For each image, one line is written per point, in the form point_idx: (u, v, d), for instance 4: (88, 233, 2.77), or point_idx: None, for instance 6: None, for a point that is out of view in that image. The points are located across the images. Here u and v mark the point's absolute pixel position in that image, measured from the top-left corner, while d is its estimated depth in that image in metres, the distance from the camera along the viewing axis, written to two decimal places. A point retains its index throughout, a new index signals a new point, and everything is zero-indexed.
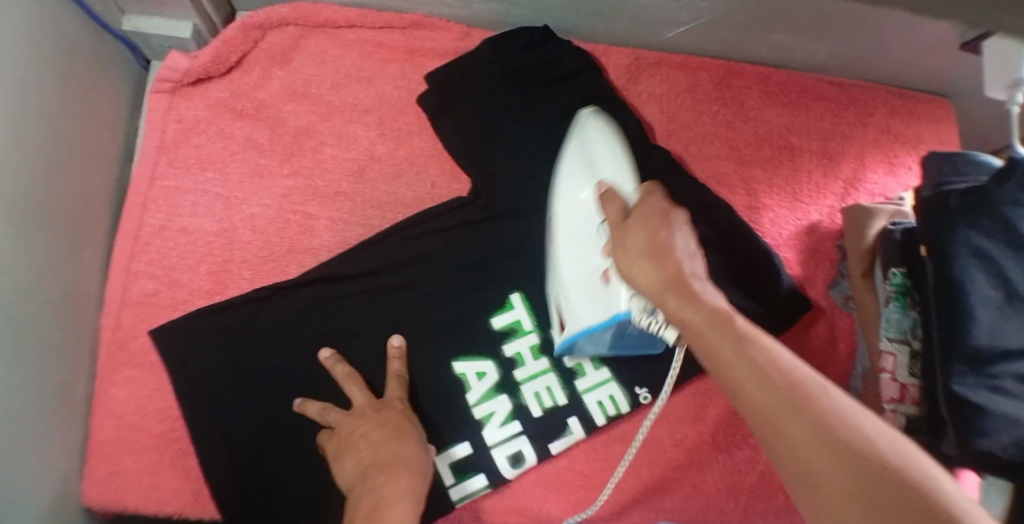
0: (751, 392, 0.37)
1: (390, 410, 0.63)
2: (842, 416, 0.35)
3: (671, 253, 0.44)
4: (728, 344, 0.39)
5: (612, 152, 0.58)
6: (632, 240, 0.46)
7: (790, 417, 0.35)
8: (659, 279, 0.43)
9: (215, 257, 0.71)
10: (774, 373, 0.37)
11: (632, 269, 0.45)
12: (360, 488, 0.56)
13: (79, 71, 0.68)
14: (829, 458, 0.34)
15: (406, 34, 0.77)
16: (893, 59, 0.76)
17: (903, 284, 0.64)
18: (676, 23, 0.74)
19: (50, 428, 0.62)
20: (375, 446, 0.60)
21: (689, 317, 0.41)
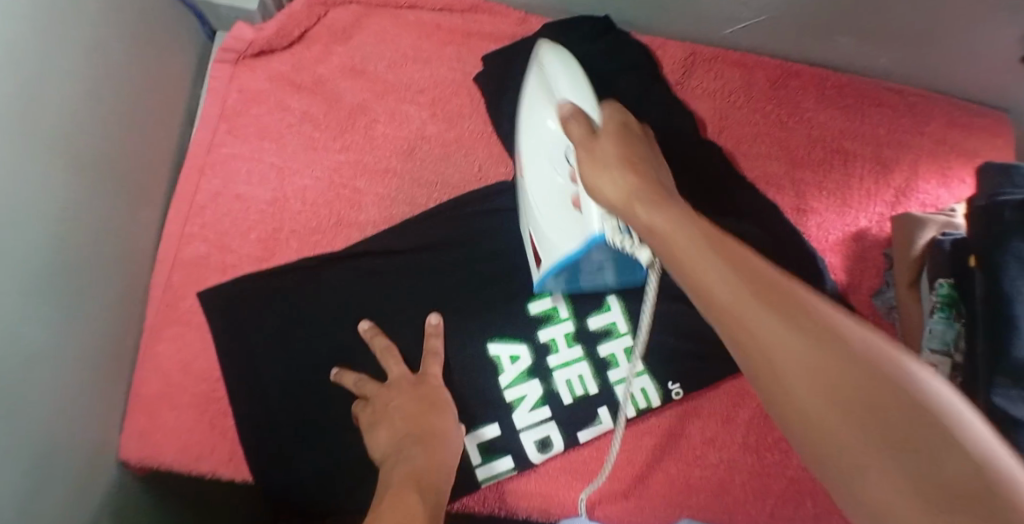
0: (720, 288, 0.37)
1: (427, 386, 0.64)
2: (822, 314, 0.34)
3: (640, 168, 0.49)
4: (701, 246, 0.40)
5: (573, 77, 0.61)
6: (602, 155, 0.51)
7: (759, 311, 0.35)
8: (631, 186, 0.48)
9: (266, 225, 0.73)
10: (746, 272, 0.37)
11: (602, 180, 0.50)
12: (392, 457, 0.58)
13: (149, 35, 0.70)
14: (800, 347, 0.33)
15: (464, 18, 0.78)
16: (955, 70, 0.75)
17: (950, 295, 0.63)
18: (735, 19, 0.74)
19: (99, 374, 0.65)
20: (408, 419, 0.61)
21: (658, 222, 0.44)
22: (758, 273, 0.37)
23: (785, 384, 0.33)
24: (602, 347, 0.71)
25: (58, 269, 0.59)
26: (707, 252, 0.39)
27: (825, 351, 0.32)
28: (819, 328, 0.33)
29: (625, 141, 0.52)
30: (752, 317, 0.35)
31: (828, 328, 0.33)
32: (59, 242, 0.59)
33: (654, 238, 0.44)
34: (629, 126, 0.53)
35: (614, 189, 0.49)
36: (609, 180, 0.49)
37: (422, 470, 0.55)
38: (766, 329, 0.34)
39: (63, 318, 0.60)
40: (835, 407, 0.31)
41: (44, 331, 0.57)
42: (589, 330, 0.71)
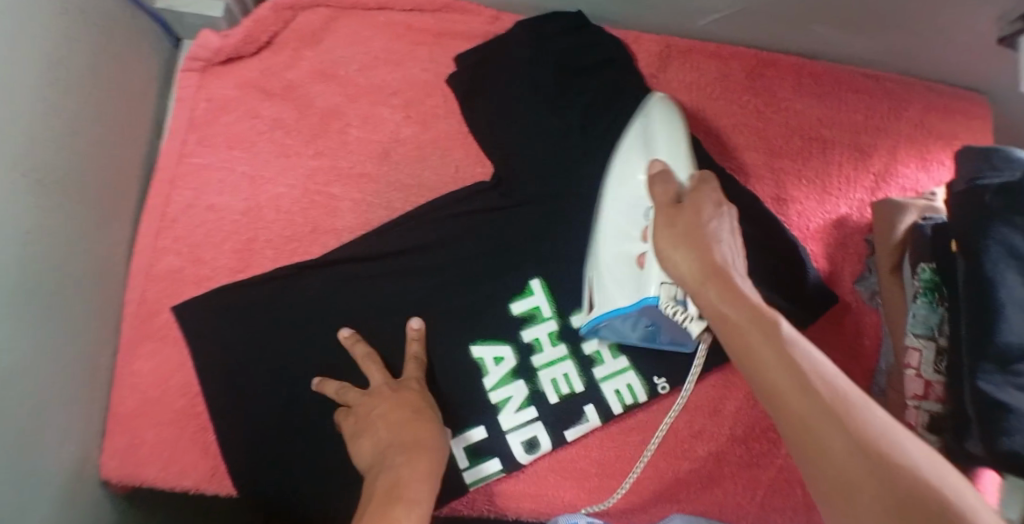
0: (780, 383, 0.40)
1: (407, 391, 0.63)
2: (866, 417, 0.38)
3: (719, 250, 0.48)
4: (767, 341, 0.42)
5: (671, 143, 0.62)
6: (680, 222, 0.51)
7: (815, 415, 0.38)
8: (702, 267, 0.47)
9: (240, 235, 0.71)
10: (809, 373, 0.40)
11: (675, 253, 0.50)
12: (377, 465, 0.56)
13: (112, 46, 0.69)
14: (836, 433, 0.37)
15: (435, 17, 0.78)
16: (929, 54, 0.75)
17: (932, 279, 0.62)
18: (709, 11, 0.73)
19: (73, 395, 0.63)
20: (389, 426, 0.59)
21: (728, 311, 0.45)
22: (819, 376, 0.40)
23: (820, 462, 0.38)
24: (586, 344, 0.70)
25: (26, 292, 0.57)
26: (770, 347, 0.42)
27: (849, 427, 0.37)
28: (846, 409, 0.38)
29: (704, 219, 0.50)
30: (786, 386, 0.40)
31: (855, 409, 0.39)
32: (27, 264, 0.57)
33: (719, 323, 0.46)
34: (716, 197, 0.52)
35: (686, 262, 0.48)
36: (685, 253, 0.49)
37: (405, 475, 0.53)
38: (793, 393, 0.40)
39: (34, 342, 0.58)
40: (851, 475, 0.36)
41: (16, 356, 0.55)
42: (573, 328, 0.70)
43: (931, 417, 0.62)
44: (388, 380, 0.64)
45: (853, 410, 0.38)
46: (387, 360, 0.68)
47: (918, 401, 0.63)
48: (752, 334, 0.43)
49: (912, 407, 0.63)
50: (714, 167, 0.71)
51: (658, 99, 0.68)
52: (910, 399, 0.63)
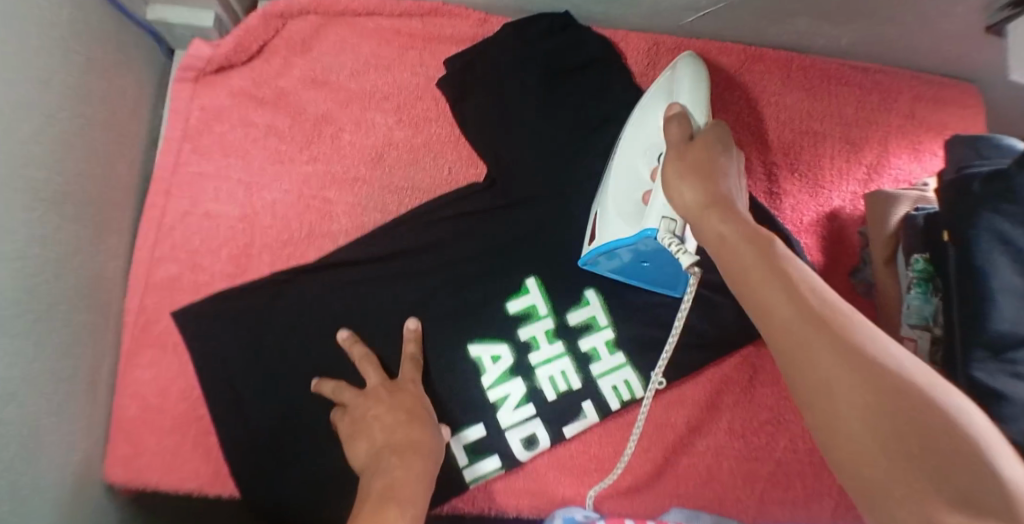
0: (778, 303, 0.41)
1: (405, 393, 0.63)
2: (862, 334, 0.39)
3: (720, 181, 0.50)
4: (763, 263, 0.43)
5: (694, 86, 0.62)
6: (689, 158, 0.53)
7: (809, 328, 0.39)
8: (701, 197, 0.49)
9: (237, 242, 0.72)
10: (804, 291, 0.41)
11: (680, 185, 0.51)
12: (375, 467, 0.57)
13: (105, 58, 0.69)
14: (829, 345, 0.38)
15: (424, 22, 0.78)
16: (916, 44, 0.75)
17: (925, 270, 0.63)
18: (695, 8, 0.74)
19: (74, 404, 0.64)
20: (389, 429, 0.60)
21: (729, 235, 0.46)
22: (814, 294, 0.41)
23: (812, 377, 0.38)
24: (583, 341, 0.70)
25: (23, 304, 0.57)
26: (767, 269, 0.42)
27: (836, 335, 0.38)
28: (843, 326, 0.39)
29: (710, 155, 0.53)
30: (774, 294, 0.41)
31: (847, 325, 0.39)
32: (24, 275, 0.58)
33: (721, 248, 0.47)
34: (726, 139, 0.54)
35: (692, 192, 0.50)
36: (692, 184, 0.50)
37: (402, 483, 0.54)
38: (781, 301, 0.41)
39: (32, 353, 0.58)
40: (840, 384, 0.37)
41: (14, 368, 0.56)
42: (569, 325, 0.70)
43: None
44: (386, 380, 0.64)
45: (845, 322, 0.39)
46: (385, 361, 0.68)
47: None
48: (747, 248, 0.45)
49: None
50: None
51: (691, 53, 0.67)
52: None
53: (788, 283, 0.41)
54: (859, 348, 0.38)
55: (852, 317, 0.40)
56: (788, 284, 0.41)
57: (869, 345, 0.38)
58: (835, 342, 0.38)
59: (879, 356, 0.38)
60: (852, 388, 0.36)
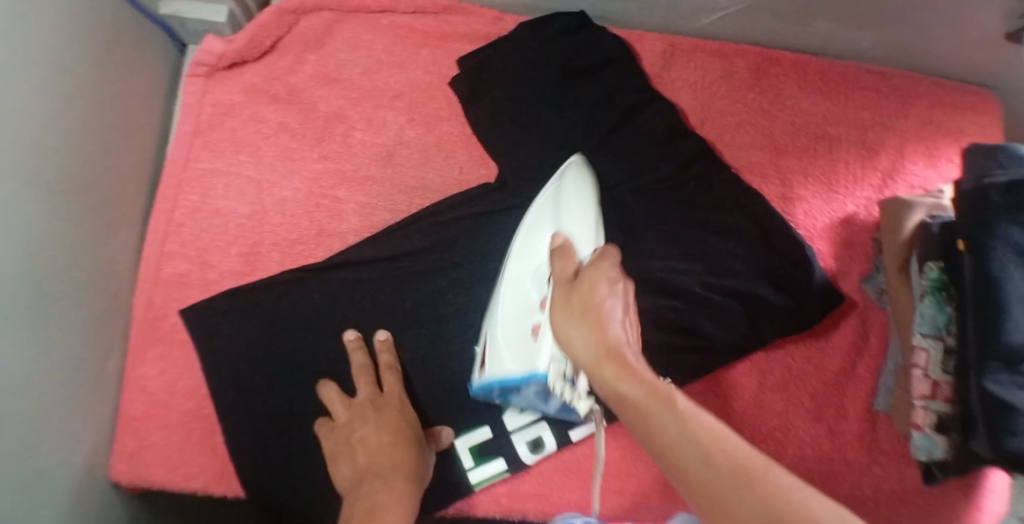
0: (675, 445, 0.40)
1: (392, 408, 0.64)
2: (748, 461, 0.39)
3: (609, 322, 0.46)
4: (655, 409, 0.41)
5: (583, 204, 0.63)
6: (577, 299, 0.48)
7: (700, 463, 0.39)
8: (595, 351, 0.45)
9: (246, 240, 0.72)
10: (692, 426, 0.40)
11: (570, 332, 0.47)
12: (362, 487, 0.58)
13: (117, 53, 0.69)
14: (725, 481, 0.38)
15: (438, 19, 0.78)
16: (935, 49, 0.74)
17: (939, 278, 0.62)
18: (712, 9, 0.73)
19: (81, 400, 0.64)
20: (377, 448, 0.61)
21: (627, 390, 0.43)
22: (702, 428, 0.40)
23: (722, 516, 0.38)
24: None
25: (31, 299, 0.57)
26: (654, 412, 0.41)
27: (744, 478, 0.38)
28: (730, 453, 0.39)
29: (591, 294, 0.48)
30: (680, 443, 0.40)
31: (735, 451, 0.40)
32: (34, 272, 0.58)
33: (622, 402, 0.43)
34: (613, 260, 0.50)
35: (582, 341, 0.46)
36: (580, 331, 0.46)
37: (389, 508, 0.56)
38: (684, 451, 0.40)
39: (40, 348, 0.58)
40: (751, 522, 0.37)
41: (22, 362, 0.56)
42: None
43: (939, 417, 0.61)
44: (376, 394, 0.65)
45: (732, 449, 0.40)
46: (378, 366, 0.67)
47: (926, 401, 0.62)
48: (639, 404, 0.42)
49: (920, 407, 0.62)
50: (719, 166, 0.71)
51: (578, 161, 0.67)
52: (917, 399, 0.62)
53: (692, 429, 0.40)
54: (766, 486, 0.38)
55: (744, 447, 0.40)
56: (691, 429, 0.40)
57: (756, 468, 0.39)
58: (748, 490, 0.38)
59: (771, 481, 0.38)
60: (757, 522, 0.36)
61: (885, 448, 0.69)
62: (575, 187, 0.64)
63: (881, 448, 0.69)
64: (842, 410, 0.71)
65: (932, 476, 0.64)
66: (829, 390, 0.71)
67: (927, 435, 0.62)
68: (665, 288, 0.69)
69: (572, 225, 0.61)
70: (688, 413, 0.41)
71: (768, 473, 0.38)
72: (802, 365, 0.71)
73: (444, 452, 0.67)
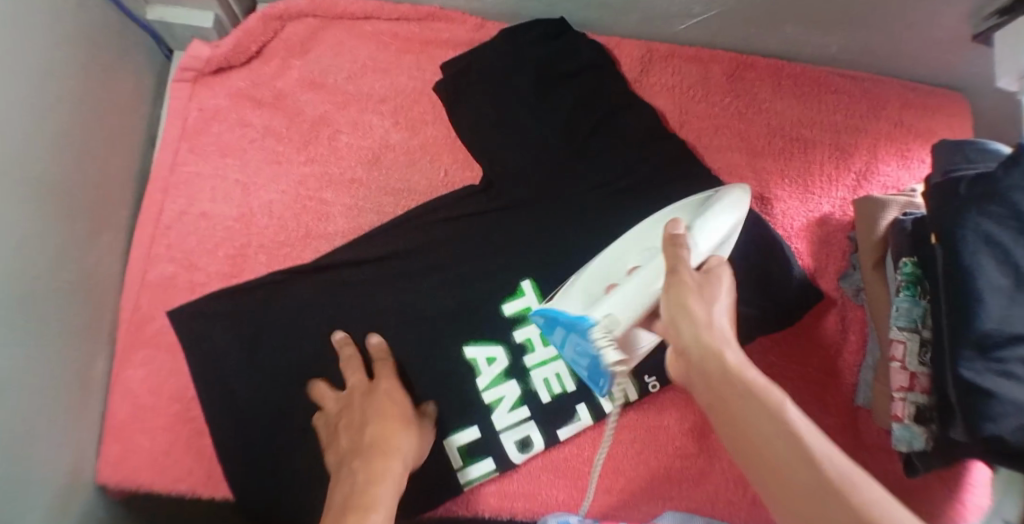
0: (744, 418, 0.42)
1: (380, 392, 0.65)
2: (812, 441, 0.40)
3: (708, 311, 0.49)
4: (731, 383, 0.44)
5: (728, 213, 0.60)
6: (682, 280, 0.51)
7: (765, 434, 0.41)
8: (689, 331, 0.48)
9: (233, 242, 0.72)
10: (761, 401, 0.42)
11: (671, 313, 0.50)
12: (343, 468, 0.59)
13: (103, 57, 0.69)
14: (784, 452, 0.40)
15: (421, 26, 0.79)
16: (902, 52, 0.76)
17: (913, 273, 0.63)
18: (688, 15, 0.75)
19: (65, 402, 0.63)
20: (357, 428, 0.62)
21: (708, 365, 0.46)
22: (772, 404, 0.42)
23: (773, 481, 0.40)
24: None
25: (13, 300, 0.57)
26: (732, 385, 0.44)
27: (805, 453, 0.39)
28: (797, 430, 0.40)
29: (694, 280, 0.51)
30: (760, 419, 0.42)
31: (805, 432, 0.40)
32: (18, 272, 0.58)
33: (705, 378, 0.46)
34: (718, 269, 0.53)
35: (678, 321, 0.49)
36: (679, 312, 0.49)
37: (362, 483, 0.56)
38: (762, 430, 0.41)
39: (22, 350, 0.58)
40: (801, 494, 0.38)
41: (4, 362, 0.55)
42: None
43: (918, 408, 0.62)
44: (365, 378, 0.66)
45: (800, 427, 0.41)
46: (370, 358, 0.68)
47: (904, 393, 0.63)
48: (727, 383, 0.44)
49: (898, 399, 0.63)
50: (699, 167, 0.73)
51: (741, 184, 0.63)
52: (896, 391, 0.64)
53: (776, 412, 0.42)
54: (825, 465, 0.38)
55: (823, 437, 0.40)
56: (761, 403, 0.42)
57: (820, 450, 0.39)
58: (805, 464, 0.39)
59: (830, 462, 0.39)
60: (807, 493, 0.38)
61: (865, 441, 0.71)
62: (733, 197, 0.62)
63: (863, 441, 0.71)
64: (824, 404, 0.72)
65: (913, 469, 0.64)
66: (812, 386, 0.72)
67: (906, 426, 0.63)
68: None
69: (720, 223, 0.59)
70: (766, 391, 0.43)
71: (829, 457, 0.39)
72: (784, 360, 0.73)
73: (432, 450, 0.67)
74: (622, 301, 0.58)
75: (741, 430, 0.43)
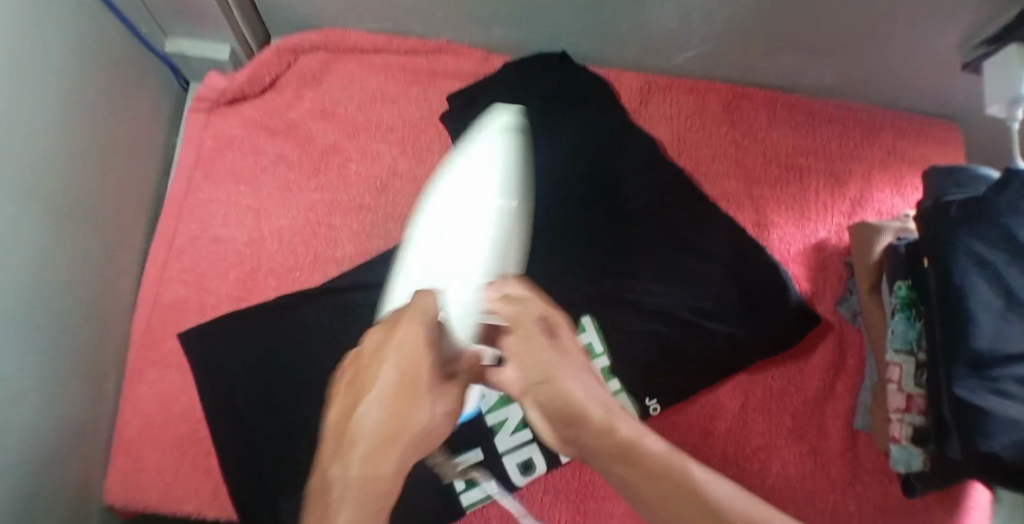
0: (644, 484, 0.46)
1: (427, 382, 0.51)
2: (711, 491, 0.45)
3: (572, 382, 0.51)
4: (620, 455, 0.47)
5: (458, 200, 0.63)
6: (529, 358, 0.52)
7: (671, 499, 0.44)
8: (562, 409, 0.50)
9: (244, 265, 0.74)
10: (655, 464, 0.46)
11: (534, 394, 0.52)
12: (347, 455, 0.48)
13: (123, 87, 0.72)
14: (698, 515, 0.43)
15: (429, 59, 0.82)
16: (893, 82, 0.79)
17: (908, 296, 0.65)
18: (685, 48, 0.78)
19: (75, 421, 0.65)
20: (373, 418, 0.49)
21: (597, 444, 0.48)
22: (663, 462, 0.46)
23: None
24: None
25: (30, 319, 0.58)
26: (621, 455, 0.47)
27: (708, 506, 0.43)
28: (695, 482, 0.45)
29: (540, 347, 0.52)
30: (667, 485, 0.45)
31: (700, 483, 0.45)
32: (36, 291, 0.59)
33: (598, 456, 0.48)
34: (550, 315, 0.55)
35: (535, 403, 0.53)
36: (542, 394, 0.51)
37: (356, 502, 0.46)
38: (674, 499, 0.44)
39: (36, 368, 0.59)
40: None
41: (18, 379, 0.57)
42: None
43: (915, 429, 0.63)
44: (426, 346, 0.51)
45: (694, 476, 0.46)
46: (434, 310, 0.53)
47: (901, 414, 0.64)
48: (620, 456, 0.47)
49: (896, 420, 0.64)
50: (697, 194, 0.75)
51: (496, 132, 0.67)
52: (893, 412, 0.65)
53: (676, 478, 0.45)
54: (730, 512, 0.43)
55: (731, 485, 0.46)
56: (653, 463, 0.46)
57: (717, 495, 0.44)
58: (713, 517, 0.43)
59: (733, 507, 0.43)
60: None
61: (865, 464, 0.71)
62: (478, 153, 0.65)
63: (862, 464, 0.71)
64: (823, 427, 0.72)
65: (911, 489, 0.66)
66: (810, 410, 0.73)
67: (904, 446, 0.64)
68: (646, 309, 0.72)
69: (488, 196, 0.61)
70: (651, 447, 0.48)
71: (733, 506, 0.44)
72: (784, 383, 0.73)
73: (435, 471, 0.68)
74: (463, 296, 0.54)
75: (648, 497, 0.46)
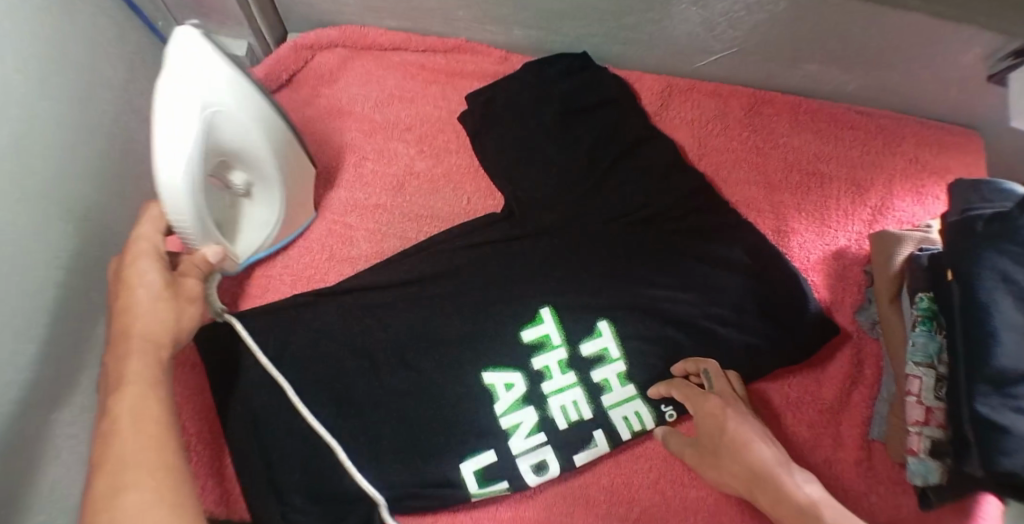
0: (784, 508, 0.59)
1: (169, 277, 0.56)
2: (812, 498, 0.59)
3: (747, 451, 0.62)
4: (774, 494, 0.60)
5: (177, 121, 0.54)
6: (710, 453, 0.64)
7: (796, 509, 0.58)
8: (746, 477, 0.62)
9: (259, 264, 0.74)
10: (788, 494, 0.59)
11: (726, 475, 0.63)
12: (121, 363, 0.52)
13: (140, 83, 0.72)
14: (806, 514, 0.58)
15: (447, 57, 0.81)
16: (917, 89, 0.78)
17: (930, 308, 0.65)
18: (709, 52, 0.78)
19: None
20: (149, 300, 0.54)
21: (760, 495, 0.61)
22: (793, 490, 0.59)
23: None
24: (595, 373, 0.70)
25: (55, 315, 0.58)
26: (765, 489, 0.61)
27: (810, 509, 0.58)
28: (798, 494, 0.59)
29: (712, 435, 0.64)
30: (803, 506, 0.58)
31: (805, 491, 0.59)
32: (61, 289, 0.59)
33: (767, 506, 0.60)
34: (710, 403, 0.65)
35: (732, 475, 0.63)
36: (731, 473, 0.63)
37: (151, 355, 0.53)
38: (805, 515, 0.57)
39: (60, 364, 0.59)
40: None
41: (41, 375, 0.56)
42: (583, 356, 0.70)
43: (933, 443, 0.63)
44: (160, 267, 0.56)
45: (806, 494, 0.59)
46: (699, 402, 0.66)
47: (920, 427, 0.63)
48: (773, 493, 0.60)
49: (914, 433, 0.64)
50: (717, 199, 0.75)
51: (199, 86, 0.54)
52: (911, 426, 0.64)
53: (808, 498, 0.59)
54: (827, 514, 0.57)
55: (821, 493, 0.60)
56: (787, 492, 0.59)
57: (826, 507, 0.58)
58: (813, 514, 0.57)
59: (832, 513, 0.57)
60: None
61: (881, 475, 0.71)
62: (177, 102, 0.53)
63: (880, 474, 0.71)
64: (839, 437, 0.72)
65: (926, 501, 0.65)
66: (827, 419, 0.72)
67: (922, 460, 0.63)
68: (665, 316, 0.71)
69: (165, 153, 0.54)
70: (782, 474, 0.61)
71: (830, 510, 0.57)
72: (800, 393, 0.73)
73: (449, 474, 0.67)
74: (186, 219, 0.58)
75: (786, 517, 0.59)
